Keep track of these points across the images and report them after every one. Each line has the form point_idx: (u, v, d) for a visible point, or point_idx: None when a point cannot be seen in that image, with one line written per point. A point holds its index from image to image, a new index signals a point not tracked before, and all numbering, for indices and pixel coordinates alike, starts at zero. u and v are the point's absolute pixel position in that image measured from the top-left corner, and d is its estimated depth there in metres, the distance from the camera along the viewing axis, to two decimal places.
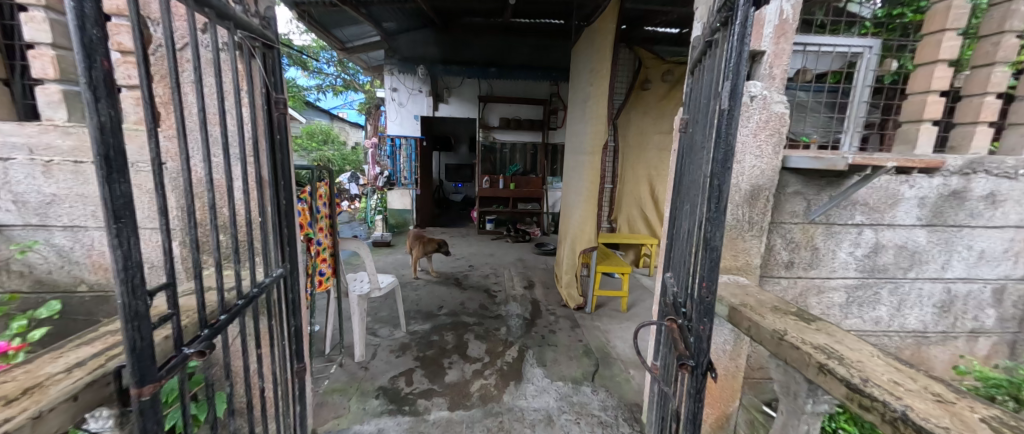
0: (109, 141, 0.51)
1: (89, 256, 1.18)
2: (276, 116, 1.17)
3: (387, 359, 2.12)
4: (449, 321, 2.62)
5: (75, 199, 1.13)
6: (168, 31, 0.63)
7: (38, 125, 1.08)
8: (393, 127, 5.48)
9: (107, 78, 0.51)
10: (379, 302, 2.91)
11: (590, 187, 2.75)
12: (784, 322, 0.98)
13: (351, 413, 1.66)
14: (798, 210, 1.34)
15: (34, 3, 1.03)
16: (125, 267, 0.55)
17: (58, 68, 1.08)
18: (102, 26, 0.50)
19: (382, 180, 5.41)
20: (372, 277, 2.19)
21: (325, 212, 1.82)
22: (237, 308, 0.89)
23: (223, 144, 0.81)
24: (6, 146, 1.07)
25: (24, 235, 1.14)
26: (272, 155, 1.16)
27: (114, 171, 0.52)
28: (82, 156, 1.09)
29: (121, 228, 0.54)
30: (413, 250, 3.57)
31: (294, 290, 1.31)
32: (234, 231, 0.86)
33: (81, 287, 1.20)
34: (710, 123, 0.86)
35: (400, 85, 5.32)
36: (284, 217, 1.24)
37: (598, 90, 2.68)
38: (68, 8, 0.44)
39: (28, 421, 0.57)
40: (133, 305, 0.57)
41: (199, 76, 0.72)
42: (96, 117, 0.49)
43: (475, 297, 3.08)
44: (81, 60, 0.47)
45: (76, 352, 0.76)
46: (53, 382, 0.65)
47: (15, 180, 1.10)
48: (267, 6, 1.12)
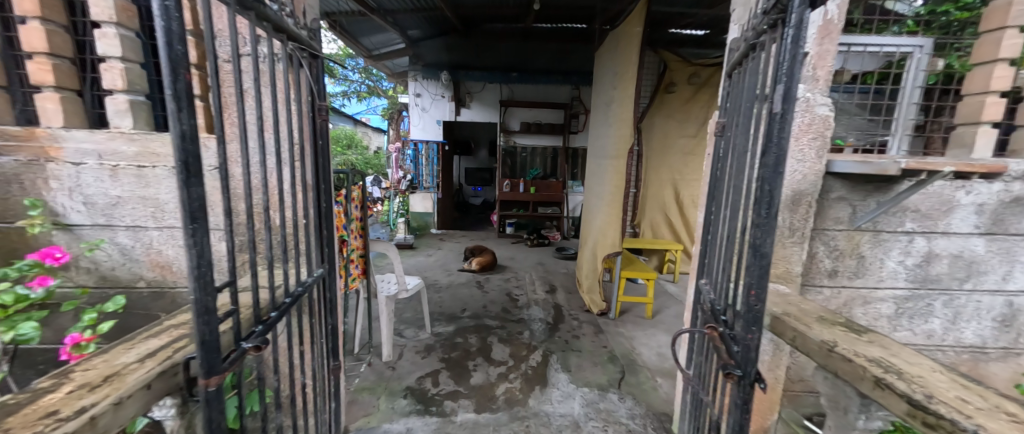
0: (189, 148, 0.57)
1: (147, 255, 1.24)
2: (320, 123, 1.22)
3: (414, 359, 2.16)
4: (472, 323, 2.64)
5: (137, 201, 1.20)
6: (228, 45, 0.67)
7: (107, 132, 1.16)
8: (415, 131, 5.60)
9: (187, 89, 0.57)
10: (404, 303, 2.97)
11: (615, 192, 2.72)
12: (833, 333, 0.94)
13: (380, 412, 1.69)
14: (843, 216, 1.28)
15: (107, 20, 1.09)
16: (197, 266, 0.61)
17: (126, 80, 1.14)
18: (184, 41, 0.56)
19: (405, 184, 5.52)
20: (399, 278, 2.23)
21: (356, 215, 1.87)
22: (286, 306, 0.95)
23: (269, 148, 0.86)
24: (79, 153, 1.16)
25: (92, 234, 1.22)
26: (316, 159, 1.22)
27: (191, 175, 0.58)
28: (146, 162, 1.17)
29: (195, 229, 0.60)
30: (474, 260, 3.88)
31: (330, 290, 1.36)
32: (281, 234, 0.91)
33: (140, 283, 1.26)
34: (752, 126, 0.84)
35: (423, 91, 5.46)
36: (324, 218, 1.29)
37: (624, 94, 2.65)
38: (159, 27, 0.50)
39: (111, 406, 0.62)
40: (203, 300, 0.63)
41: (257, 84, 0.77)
42: (178, 126, 0.55)
43: (497, 300, 3.09)
44: (167, 73, 0.53)
45: (146, 343, 0.82)
46: (129, 371, 0.71)
47: (85, 184, 1.18)
48: (314, 20, 1.18)
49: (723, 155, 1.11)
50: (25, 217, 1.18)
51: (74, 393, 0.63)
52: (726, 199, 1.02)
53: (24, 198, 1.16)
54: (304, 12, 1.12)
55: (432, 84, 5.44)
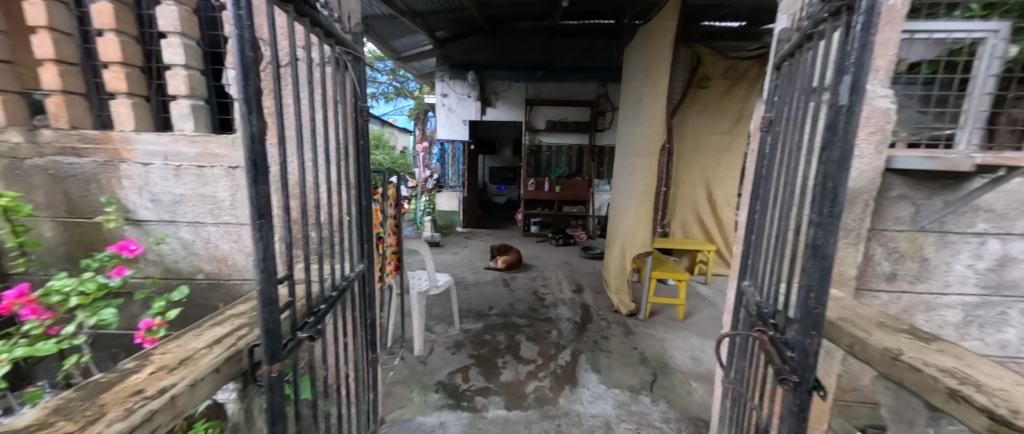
0: (257, 148, 0.61)
1: (206, 249, 1.32)
2: (361, 124, 1.26)
3: (444, 355, 2.20)
4: (500, 321, 2.66)
5: (197, 199, 1.28)
6: (277, 50, 0.70)
7: (172, 135, 1.24)
8: (442, 131, 5.70)
9: (255, 93, 0.60)
10: (433, 299, 3.03)
11: (646, 191, 2.66)
12: (897, 340, 0.88)
13: (414, 405, 1.74)
14: (904, 216, 1.20)
15: (173, 31, 1.18)
16: (263, 259, 0.65)
17: (188, 86, 1.23)
18: (254, 48, 0.60)
19: (431, 183, 5.63)
20: (430, 275, 2.29)
21: (391, 212, 1.92)
22: (334, 299, 0.99)
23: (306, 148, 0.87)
24: (147, 154, 1.25)
25: (158, 229, 1.30)
26: (358, 159, 1.26)
27: (257, 174, 0.62)
28: (206, 163, 1.25)
29: (261, 225, 0.64)
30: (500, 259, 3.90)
31: (369, 285, 1.40)
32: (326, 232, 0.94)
33: (199, 275, 1.34)
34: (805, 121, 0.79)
35: (450, 92, 5.55)
36: (364, 216, 1.33)
37: (656, 91, 2.58)
38: (235, 36, 0.54)
39: (188, 387, 0.67)
40: (268, 291, 0.67)
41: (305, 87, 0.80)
42: (248, 127, 0.59)
43: (524, 298, 3.10)
44: (239, 76, 0.57)
45: (212, 330, 0.88)
46: (201, 355, 0.76)
47: (153, 183, 1.27)
48: (357, 24, 1.22)
49: (769, 151, 1.06)
50: (102, 213, 1.28)
51: (156, 374, 0.69)
52: (772, 197, 0.98)
53: (100, 196, 1.26)
54: (348, 16, 1.16)
55: (458, 84, 5.52)
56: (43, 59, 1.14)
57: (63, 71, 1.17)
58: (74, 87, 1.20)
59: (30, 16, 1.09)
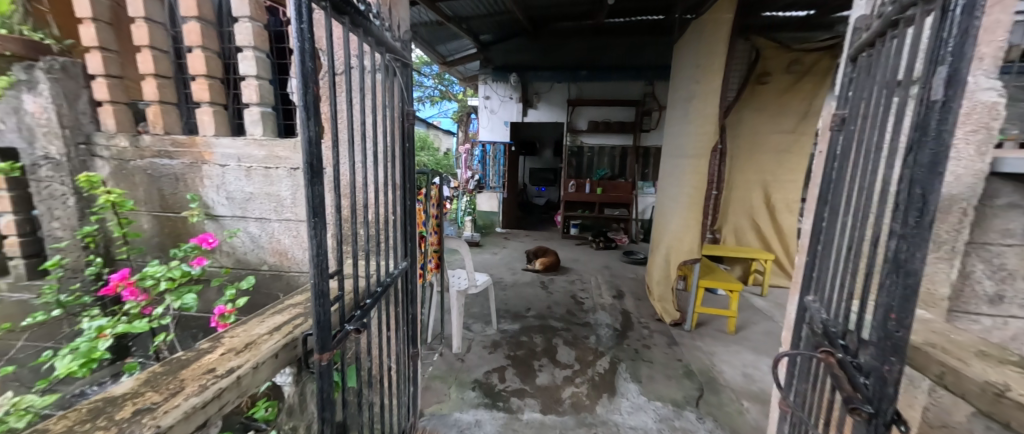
0: (313, 152, 0.66)
1: (271, 243, 1.45)
2: (407, 127, 1.31)
3: (481, 354, 2.23)
4: (537, 323, 2.65)
5: (264, 197, 1.40)
6: (331, 58, 0.74)
7: (245, 139, 1.37)
8: (484, 133, 5.81)
9: (314, 101, 0.65)
10: (472, 298, 3.09)
11: (694, 195, 2.51)
12: (1004, 374, 0.74)
13: (451, 401, 1.78)
14: (1015, 228, 1.01)
15: (247, 44, 1.30)
16: (317, 255, 0.70)
17: (258, 94, 1.35)
18: (314, 59, 0.65)
19: (473, 184, 5.76)
20: (470, 274, 2.33)
21: (433, 212, 1.98)
22: (379, 294, 1.05)
23: (355, 149, 0.93)
24: (225, 156, 1.39)
25: (231, 223, 1.44)
26: (404, 160, 1.32)
27: (313, 175, 0.67)
28: (272, 164, 1.36)
29: (316, 223, 0.69)
30: (538, 261, 3.88)
31: (411, 282, 1.46)
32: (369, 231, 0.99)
33: (264, 266, 1.46)
34: (886, 118, 0.69)
35: (493, 93, 5.62)
36: (408, 216, 1.38)
37: (708, 88, 2.43)
38: (296, 50, 0.59)
39: (251, 368, 0.75)
40: (319, 284, 0.72)
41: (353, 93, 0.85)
42: (305, 132, 0.64)
43: (562, 302, 3.05)
44: (300, 87, 0.62)
45: (273, 318, 0.96)
46: (263, 341, 0.84)
47: (228, 182, 1.40)
48: (405, 33, 1.27)
49: (838, 152, 0.94)
50: (187, 209, 1.44)
51: (225, 355, 0.77)
52: (842, 203, 0.87)
53: (185, 194, 1.42)
54: (398, 25, 1.22)
55: (501, 86, 5.57)
56: (145, 74, 1.32)
57: (160, 84, 1.34)
58: (168, 97, 1.38)
59: (137, 37, 1.27)
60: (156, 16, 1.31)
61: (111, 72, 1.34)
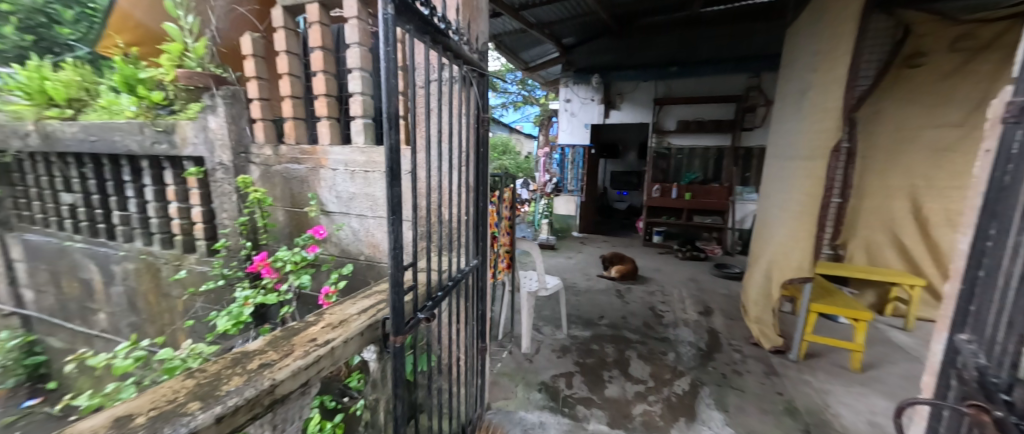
0: (394, 157, 0.76)
1: (367, 237, 1.65)
2: (482, 133, 1.39)
3: (550, 357, 2.22)
4: (609, 332, 2.53)
5: (363, 196, 1.62)
6: (412, 74, 0.84)
7: (351, 147, 1.60)
8: (563, 136, 5.78)
9: (394, 114, 0.75)
10: (543, 301, 3.10)
11: (806, 202, 2.13)
12: None
13: (517, 399, 1.81)
14: None
15: (356, 66, 1.53)
16: (394, 248, 0.80)
17: (362, 108, 1.58)
18: (396, 77, 0.74)
19: (550, 187, 5.77)
20: (540, 277, 2.34)
21: (506, 214, 2.03)
22: (449, 288, 1.13)
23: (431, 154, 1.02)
24: (335, 161, 1.63)
25: (339, 219, 1.67)
26: (478, 164, 1.40)
27: (393, 178, 0.77)
28: (370, 168, 1.57)
29: (394, 220, 0.79)
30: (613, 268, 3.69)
31: (482, 279, 1.53)
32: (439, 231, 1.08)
33: (362, 256, 1.67)
34: None
35: (574, 96, 5.58)
36: (480, 216, 1.46)
37: (829, 77, 2.04)
38: (382, 72, 0.69)
39: (341, 342, 0.89)
40: (396, 274, 0.82)
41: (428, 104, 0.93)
42: (388, 141, 0.74)
43: (639, 313, 2.86)
44: (385, 104, 0.72)
45: (363, 301, 1.13)
46: (353, 320, 1.00)
47: (337, 183, 1.65)
48: (483, 44, 1.36)
49: (1013, 152, 0.68)
50: (308, 205, 1.73)
51: (324, 328, 0.94)
52: (1017, 218, 0.64)
53: (307, 193, 1.71)
54: (477, 38, 1.31)
55: (583, 88, 5.49)
56: (285, 96, 1.65)
57: (293, 103, 1.66)
58: (299, 114, 1.69)
59: (280, 67, 1.60)
60: (291, 48, 1.62)
61: (260, 96, 1.69)
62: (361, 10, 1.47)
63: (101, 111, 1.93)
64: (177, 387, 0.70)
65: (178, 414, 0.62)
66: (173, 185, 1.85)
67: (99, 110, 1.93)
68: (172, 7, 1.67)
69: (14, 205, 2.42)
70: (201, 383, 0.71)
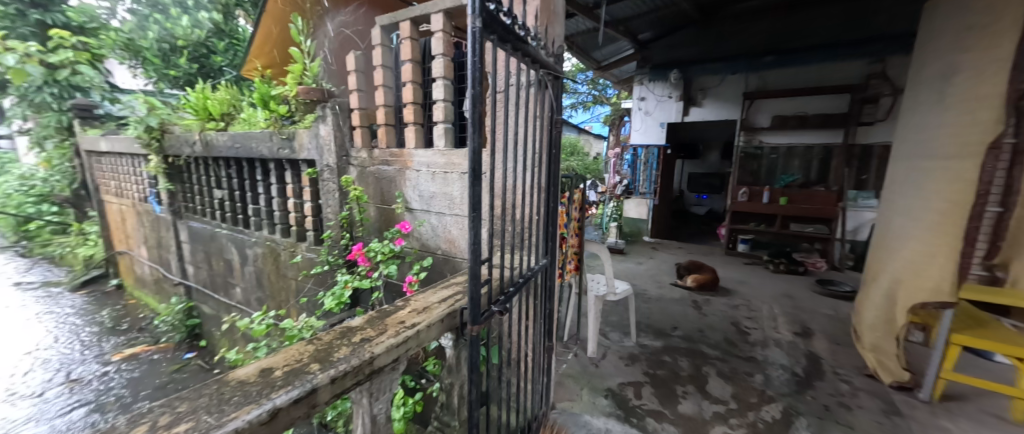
0: (477, 159, 0.81)
1: (444, 233, 1.77)
2: (555, 134, 1.41)
3: (617, 364, 2.14)
4: (684, 345, 2.36)
5: (442, 195, 1.74)
6: (494, 81, 0.89)
7: (433, 150, 1.74)
8: (636, 136, 5.50)
9: (479, 119, 0.80)
10: (610, 306, 3.00)
11: (948, 210, 1.74)
12: None
13: (582, 402, 1.79)
14: None
15: (440, 75, 1.65)
16: (474, 244, 0.86)
17: (443, 114, 1.70)
18: (482, 84, 0.80)
19: (620, 189, 5.55)
20: (609, 281, 2.27)
21: (576, 215, 2.02)
22: (520, 285, 1.17)
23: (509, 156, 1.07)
24: (419, 163, 1.79)
25: (421, 216, 1.83)
26: (550, 165, 1.42)
27: (475, 179, 0.83)
28: (449, 169, 1.68)
29: (475, 218, 0.85)
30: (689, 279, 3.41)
31: (550, 279, 1.55)
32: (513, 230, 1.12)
33: (439, 250, 1.80)
34: None
35: (649, 94, 5.26)
36: (550, 217, 1.48)
37: (985, 56, 1.66)
38: (470, 80, 0.75)
39: (425, 326, 0.98)
40: (475, 268, 0.88)
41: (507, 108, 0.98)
42: (473, 144, 0.80)
43: (719, 327, 2.61)
44: (471, 111, 0.78)
45: (443, 291, 1.22)
46: (435, 307, 1.09)
47: (420, 184, 1.80)
48: (559, 48, 1.37)
49: None
50: (395, 203, 1.92)
51: (411, 312, 1.05)
52: None
53: (395, 192, 1.90)
54: (553, 41, 1.33)
55: (659, 85, 5.14)
56: (379, 105, 1.87)
57: (386, 111, 1.86)
58: (390, 120, 1.89)
59: (376, 79, 1.81)
60: (385, 62, 1.82)
61: (359, 105, 1.93)
62: (446, 24, 1.60)
63: (244, 123, 2.38)
64: (302, 350, 0.84)
65: (305, 372, 0.75)
66: (291, 184, 2.23)
67: (242, 122, 2.40)
68: (296, 34, 2.00)
69: (184, 199, 3.11)
70: (319, 349, 0.84)
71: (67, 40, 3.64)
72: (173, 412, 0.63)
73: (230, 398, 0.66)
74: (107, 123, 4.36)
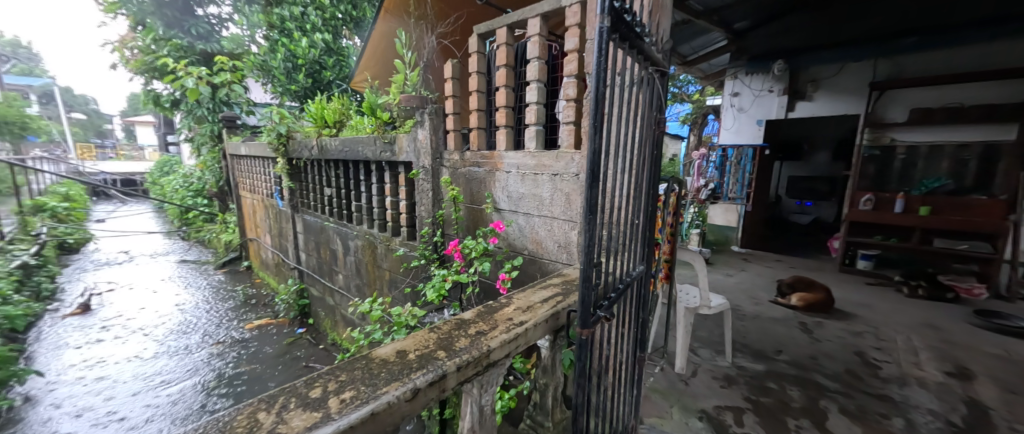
0: (596, 159, 0.80)
1: (532, 234, 1.79)
2: (658, 134, 1.33)
3: (711, 384, 1.97)
4: (792, 372, 2.08)
5: (531, 197, 1.76)
6: (614, 78, 0.86)
7: (523, 152, 1.77)
8: (727, 135, 5.13)
9: (600, 119, 0.78)
10: (698, 320, 2.78)
11: None
12: None
13: (673, 421, 1.68)
14: None
15: (534, 78, 1.67)
16: (588, 247, 0.85)
17: (535, 116, 1.71)
18: (605, 82, 0.78)
19: (706, 192, 5.09)
20: (703, 293, 2.10)
21: (669, 221, 1.91)
22: (621, 291, 1.12)
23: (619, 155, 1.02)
24: (509, 165, 1.83)
25: (509, 216, 1.88)
26: (652, 167, 1.34)
27: (593, 181, 0.81)
28: (539, 170, 1.70)
29: (589, 220, 0.84)
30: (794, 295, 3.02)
31: (645, 287, 1.47)
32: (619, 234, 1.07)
33: (526, 251, 1.83)
34: None
35: (744, 89, 4.90)
36: (648, 221, 1.40)
37: None
38: (595, 78, 0.74)
39: (530, 326, 0.99)
40: (587, 271, 0.86)
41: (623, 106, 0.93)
42: (593, 144, 0.78)
43: (837, 356, 2.25)
44: (593, 110, 0.77)
45: (541, 292, 1.23)
46: (537, 307, 1.10)
47: (509, 185, 1.85)
48: (667, 42, 1.28)
49: None
50: (485, 203, 2.00)
51: (516, 311, 1.07)
52: None
53: (485, 193, 1.98)
54: (662, 37, 1.26)
55: (757, 78, 4.75)
56: (472, 110, 1.96)
57: (479, 115, 1.95)
58: (482, 124, 1.97)
59: (472, 85, 1.91)
60: (480, 68, 1.90)
61: (454, 110, 2.05)
62: (543, 27, 1.62)
63: (353, 129, 2.68)
64: (427, 337, 0.91)
65: (433, 357, 0.80)
66: (389, 183, 2.46)
67: (350, 128, 2.71)
68: (401, 47, 2.21)
69: (301, 196, 3.61)
70: (441, 338, 0.90)
71: (223, 65, 4.50)
72: (336, 379, 0.70)
73: (379, 374, 0.73)
74: (245, 131, 5.27)
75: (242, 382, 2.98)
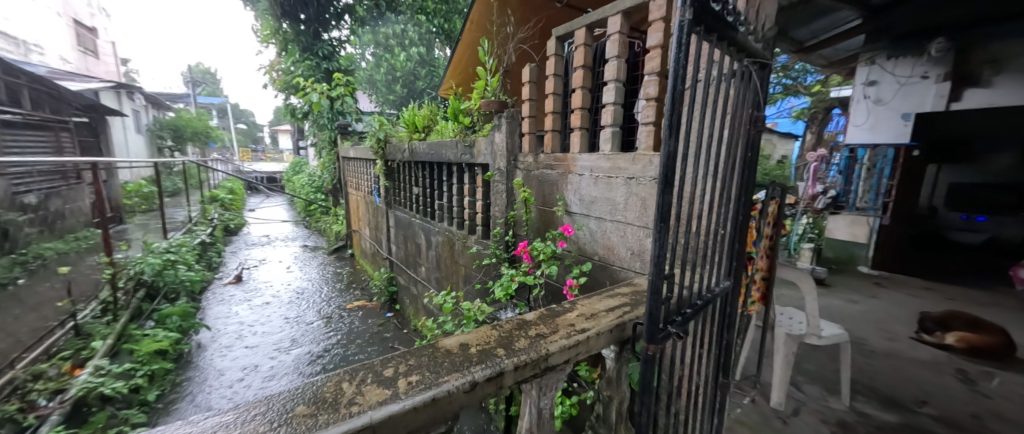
0: (670, 164, 0.74)
1: (604, 239, 1.73)
2: (755, 134, 1.16)
3: (818, 428, 1.65)
4: (941, 430, 1.63)
5: (604, 200, 1.70)
6: (696, 74, 0.78)
7: (597, 154, 1.71)
8: (858, 133, 4.32)
9: (674, 120, 0.71)
10: (804, 350, 2.36)
11: None
12: None
13: None
14: None
15: (612, 77, 1.60)
16: (658, 256, 0.79)
17: (611, 117, 1.65)
18: (683, 80, 0.71)
19: (824, 200, 4.53)
20: (812, 320, 1.77)
21: (768, 232, 1.66)
22: (700, 307, 1.01)
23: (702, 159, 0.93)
24: (582, 168, 1.80)
25: (580, 220, 1.85)
26: (744, 171, 1.18)
27: (665, 188, 0.76)
28: (614, 173, 1.63)
29: (660, 228, 0.78)
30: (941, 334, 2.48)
31: (731, 305, 1.30)
32: (699, 245, 0.97)
33: (596, 256, 1.77)
34: None
35: (884, 76, 4.06)
36: (738, 231, 1.24)
37: None
38: (671, 76, 0.69)
39: (592, 334, 0.96)
40: (656, 282, 0.81)
41: (707, 106, 0.84)
42: (667, 148, 0.73)
43: (1017, 420, 1.69)
44: (667, 113, 0.71)
45: (608, 301, 1.19)
46: (602, 315, 1.07)
47: (581, 188, 1.82)
48: (770, 27, 1.11)
49: None
50: (556, 205, 2.00)
51: (580, 317, 1.06)
52: None
53: (556, 195, 1.98)
54: (764, 23, 1.10)
55: (904, 62, 3.87)
56: (547, 112, 1.98)
57: (553, 117, 1.96)
58: (557, 126, 1.98)
59: (547, 88, 1.93)
60: (557, 71, 1.91)
61: (529, 114, 2.09)
62: (624, 24, 1.55)
63: (439, 134, 2.92)
64: (489, 333, 0.95)
65: (492, 354, 0.83)
66: (467, 184, 2.62)
67: (436, 133, 2.96)
68: (482, 55, 2.31)
69: (394, 194, 4.06)
70: (502, 336, 0.93)
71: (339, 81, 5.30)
72: (406, 363, 0.78)
73: (443, 363, 0.79)
74: (354, 136, 6.12)
75: (342, 352, 3.47)
